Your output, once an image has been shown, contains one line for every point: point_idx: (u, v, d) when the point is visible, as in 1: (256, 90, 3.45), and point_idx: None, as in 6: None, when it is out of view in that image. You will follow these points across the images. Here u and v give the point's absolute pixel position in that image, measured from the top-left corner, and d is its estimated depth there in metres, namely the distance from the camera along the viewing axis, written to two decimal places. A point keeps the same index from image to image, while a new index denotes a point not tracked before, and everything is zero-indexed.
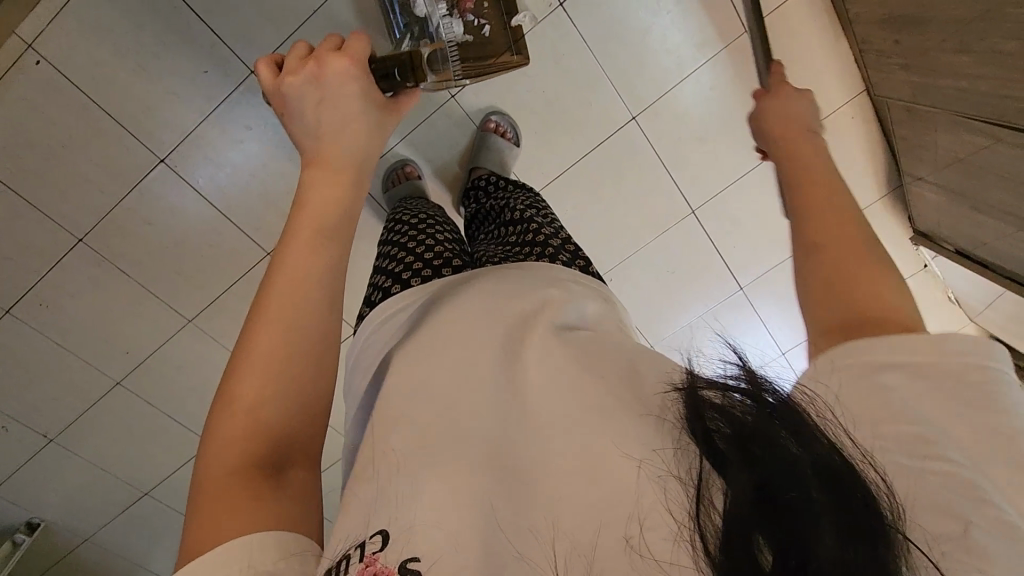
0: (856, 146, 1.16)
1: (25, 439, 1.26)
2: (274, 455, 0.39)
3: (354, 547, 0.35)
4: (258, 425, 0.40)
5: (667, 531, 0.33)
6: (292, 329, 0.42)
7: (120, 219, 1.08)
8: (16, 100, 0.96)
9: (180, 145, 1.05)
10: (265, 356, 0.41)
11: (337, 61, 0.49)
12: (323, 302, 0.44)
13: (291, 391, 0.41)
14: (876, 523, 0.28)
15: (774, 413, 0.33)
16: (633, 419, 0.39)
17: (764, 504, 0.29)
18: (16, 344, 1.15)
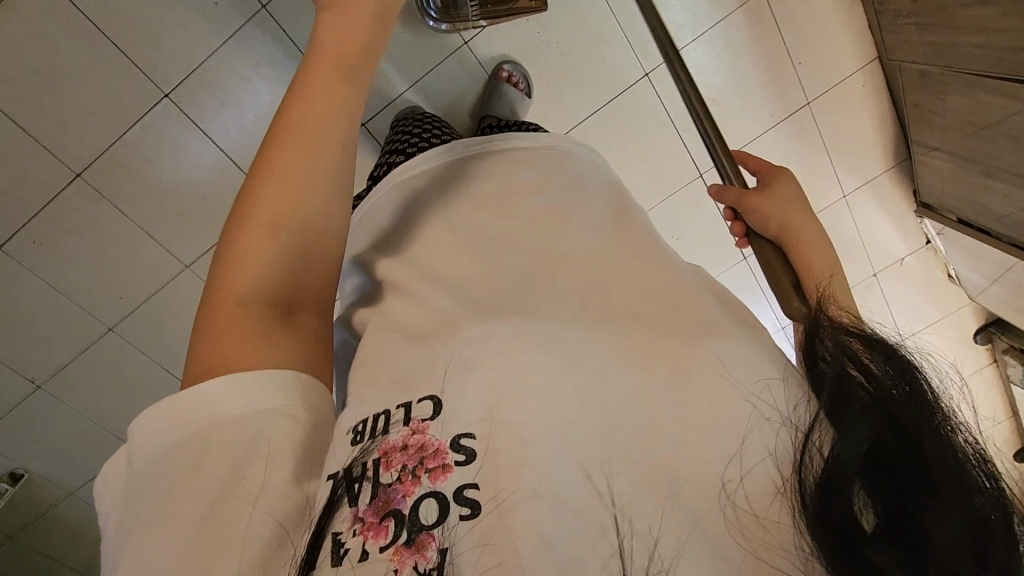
0: (865, 116, 1.17)
1: (12, 384, 1.23)
2: (290, 293, 0.43)
3: (399, 407, 0.37)
4: (271, 258, 0.42)
5: (766, 479, 0.33)
6: (308, 174, 0.45)
7: (121, 154, 1.06)
8: (18, 23, 0.94)
9: (185, 82, 1.04)
10: (279, 192, 0.44)
11: None
12: (340, 138, 0.47)
13: (306, 235, 0.44)
14: (997, 517, 0.29)
15: (913, 386, 0.34)
16: (718, 348, 0.40)
17: (877, 464, 0.30)
18: (8, 284, 1.12)
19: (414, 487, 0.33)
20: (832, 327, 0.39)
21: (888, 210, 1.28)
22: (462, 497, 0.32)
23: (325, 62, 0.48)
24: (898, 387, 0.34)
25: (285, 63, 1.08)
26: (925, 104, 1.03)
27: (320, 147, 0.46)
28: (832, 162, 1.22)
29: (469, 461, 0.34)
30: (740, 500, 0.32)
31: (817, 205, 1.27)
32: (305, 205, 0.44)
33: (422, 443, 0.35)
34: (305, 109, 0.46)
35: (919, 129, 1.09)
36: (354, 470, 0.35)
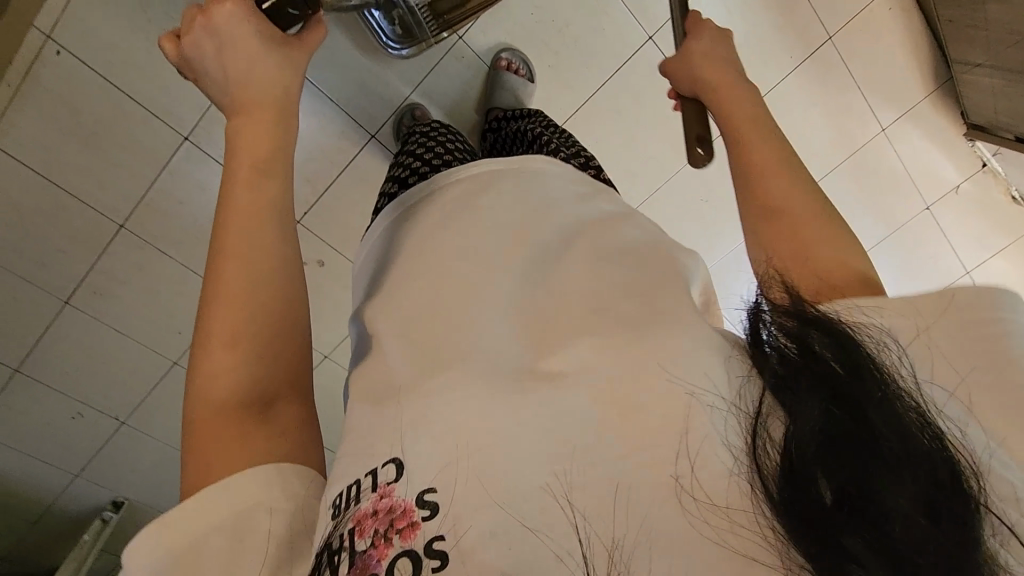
0: (895, 41, 1.08)
1: (99, 424, 1.34)
2: (266, 383, 0.45)
3: (366, 475, 0.39)
4: (237, 366, 0.45)
5: (721, 467, 0.34)
6: (254, 277, 0.47)
7: (156, 201, 1.12)
8: (43, 94, 0.99)
9: (201, 123, 1.08)
10: (226, 303, 0.46)
11: (220, 6, 0.54)
12: (279, 214, 0.51)
13: (264, 332, 0.46)
14: (947, 476, 0.30)
15: (848, 349, 0.35)
16: (667, 345, 0.40)
17: (831, 439, 0.31)
18: (79, 335, 1.22)
19: (387, 549, 0.35)
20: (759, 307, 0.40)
21: (935, 137, 1.19)
22: (432, 550, 0.34)
23: (242, 170, 0.51)
24: (835, 355, 0.35)
25: None
26: (965, 19, 0.94)
27: (258, 251, 0.49)
28: (865, 97, 1.14)
29: (433, 516, 0.35)
30: (696, 490, 0.33)
31: (854, 143, 1.20)
32: (258, 305, 0.47)
33: (391, 506, 0.36)
34: (237, 218, 0.49)
35: (961, 46, 1.00)
36: (333, 543, 0.37)
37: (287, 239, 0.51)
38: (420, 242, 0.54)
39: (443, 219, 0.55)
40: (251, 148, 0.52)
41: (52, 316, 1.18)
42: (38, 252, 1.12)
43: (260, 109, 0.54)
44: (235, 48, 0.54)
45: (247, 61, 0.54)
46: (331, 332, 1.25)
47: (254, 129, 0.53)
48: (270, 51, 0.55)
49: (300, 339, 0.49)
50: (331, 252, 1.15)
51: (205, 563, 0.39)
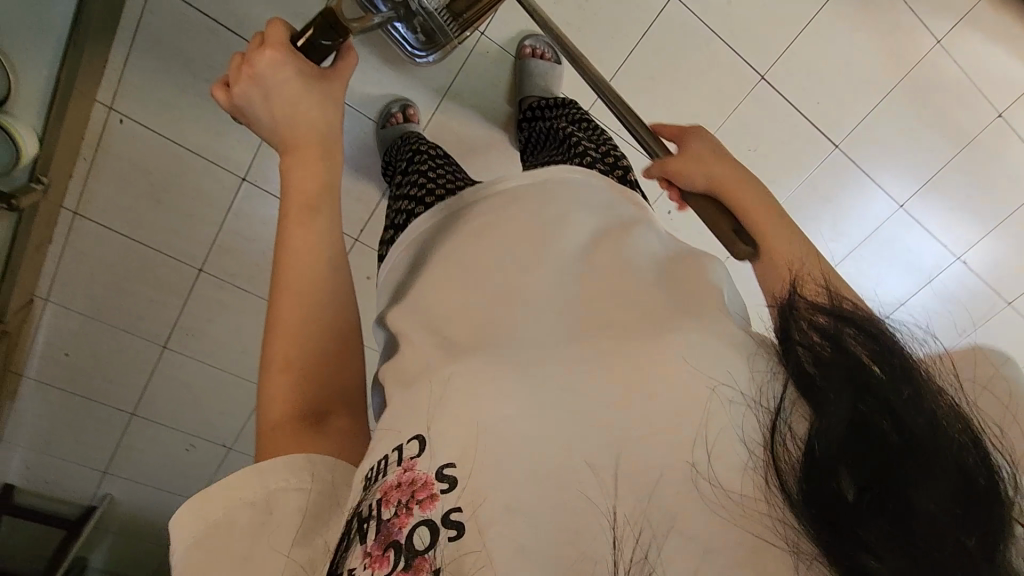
0: None
1: (209, 449, 1.48)
2: (319, 399, 0.50)
3: (394, 450, 0.42)
4: (292, 384, 0.49)
5: (739, 460, 0.37)
6: (306, 308, 0.52)
7: (225, 242, 1.20)
8: (115, 160, 1.07)
9: (255, 162, 1.14)
10: (285, 334, 0.51)
11: (262, 54, 0.59)
12: (333, 249, 0.56)
13: (317, 354, 0.51)
14: (970, 480, 0.31)
15: (889, 353, 0.36)
16: (696, 339, 0.42)
17: (858, 436, 0.33)
18: (181, 372, 1.34)
19: (407, 518, 0.37)
20: (799, 304, 0.41)
21: (992, 40, 1.13)
22: (449, 521, 0.36)
23: (289, 210, 0.56)
24: (875, 359, 0.36)
25: None
26: None
27: (314, 281, 0.54)
28: (911, 12, 1.09)
29: (451, 488, 0.38)
30: (716, 481, 0.36)
31: (907, 62, 1.14)
32: (311, 334, 0.52)
33: (413, 478, 0.39)
34: (290, 257, 0.54)
35: None
36: (363, 512, 0.40)
37: (337, 272, 0.55)
38: (455, 252, 0.56)
39: (473, 238, 0.56)
40: (305, 187, 0.57)
41: (155, 359, 1.31)
42: (135, 303, 1.23)
43: (309, 156, 0.59)
44: (277, 92, 0.59)
45: (291, 103, 0.59)
46: None
47: (304, 168, 0.58)
48: (312, 90, 0.60)
49: (346, 362, 0.53)
50: None
51: (236, 538, 0.42)
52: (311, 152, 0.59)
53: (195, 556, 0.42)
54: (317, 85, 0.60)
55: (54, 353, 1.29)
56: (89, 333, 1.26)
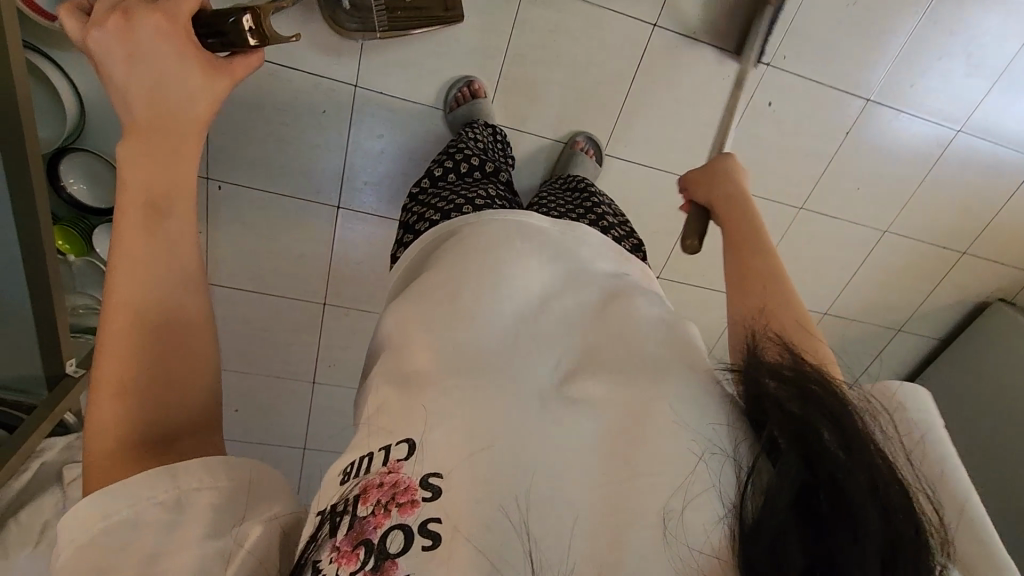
0: None
1: None
2: (168, 426, 0.41)
3: (381, 449, 0.42)
4: (144, 405, 0.41)
5: (704, 521, 0.38)
6: (158, 323, 0.43)
7: (338, 271, 1.23)
8: (223, 225, 1.13)
9: (345, 187, 1.13)
10: (119, 356, 0.41)
11: (146, 15, 0.45)
12: (183, 241, 0.45)
13: (166, 375, 0.42)
14: (903, 544, 0.34)
15: (832, 419, 0.39)
16: (675, 391, 0.44)
17: (806, 501, 0.35)
18: (333, 402, 1.41)
19: (384, 519, 0.37)
20: (762, 367, 0.44)
21: None
22: (426, 529, 0.37)
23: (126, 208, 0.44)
24: (827, 425, 0.38)
25: (400, 110, 1.08)
26: None
27: (160, 285, 0.44)
28: None
29: (434, 496, 0.38)
30: (680, 542, 0.37)
31: None
32: (171, 357, 0.43)
33: (396, 481, 0.39)
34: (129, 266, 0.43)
35: None
36: (337, 505, 0.40)
37: (193, 283, 0.46)
38: (441, 276, 0.55)
39: (448, 273, 0.55)
40: (135, 180, 0.45)
41: (308, 396, 1.39)
42: (277, 350, 1.31)
43: (157, 139, 0.45)
44: (148, 61, 0.45)
45: (167, 78, 0.46)
46: None
47: (146, 162, 0.45)
48: (192, 65, 0.47)
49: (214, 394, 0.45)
50: None
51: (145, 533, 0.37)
52: (179, 145, 0.46)
53: (88, 554, 0.36)
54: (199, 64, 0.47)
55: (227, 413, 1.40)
56: (249, 389, 1.36)
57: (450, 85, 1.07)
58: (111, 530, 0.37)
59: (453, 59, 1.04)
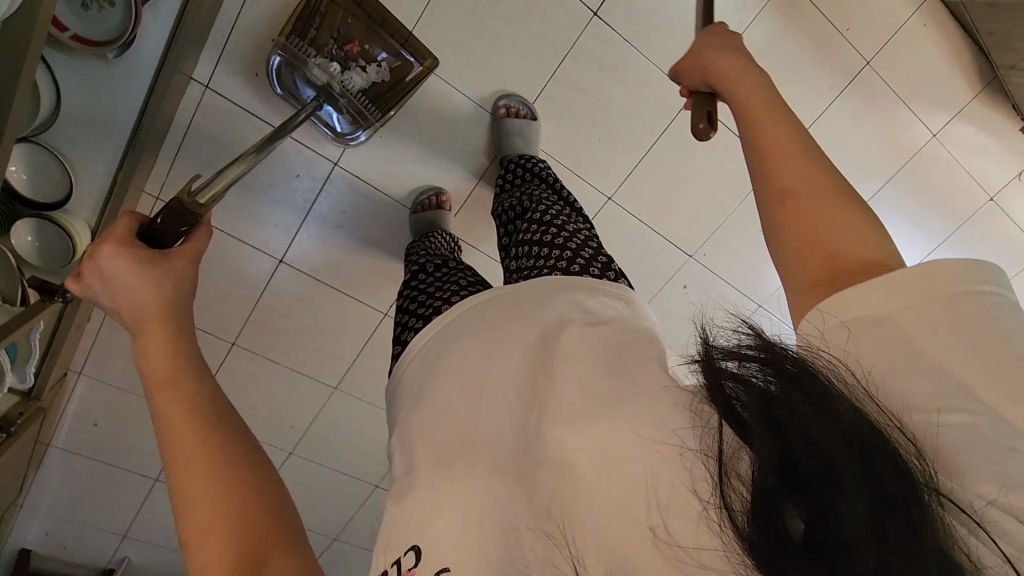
0: (932, 50, 1.11)
1: None
2: (237, 527, 0.41)
3: (394, 564, 0.42)
4: (212, 512, 0.41)
5: (687, 504, 0.37)
6: (199, 428, 0.45)
7: (258, 318, 1.22)
8: None
9: (292, 245, 1.15)
10: (185, 467, 0.43)
11: (102, 250, 0.50)
12: (188, 351, 0.49)
13: (215, 477, 0.43)
14: (903, 487, 0.31)
15: (804, 386, 0.34)
16: (634, 416, 0.42)
17: (788, 476, 0.32)
18: None
19: None
20: (713, 347, 0.39)
21: (989, 130, 1.21)
22: None
23: (157, 381, 0.47)
24: (793, 393, 0.34)
25: (367, 197, 1.13)
26: None
27: (189, 389, 0.47)
28: (911, 108, 1.16)
29: None
30: (670, 538, 0.37)
31: (908, 150, 1.21)
32: (217, 454, 0.44)
33: None
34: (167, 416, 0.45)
35: None
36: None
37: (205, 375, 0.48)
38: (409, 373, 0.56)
39: (423, 375, 0.53)
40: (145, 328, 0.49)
41: None
42: None
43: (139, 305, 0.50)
44: (116, 281, 0.50)
45: (129, 289, 0.50)
46: None
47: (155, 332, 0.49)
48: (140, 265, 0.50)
49: (276, 495, 0.44)
50: None
51: None
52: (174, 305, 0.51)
53: None
54: (155, 267, 0.51)
55: (84, 423, 1.31)
56: (120, 403, 1.30)
57: (420, 191, 1.15)
58: None
59: (432, 168, 1.13)
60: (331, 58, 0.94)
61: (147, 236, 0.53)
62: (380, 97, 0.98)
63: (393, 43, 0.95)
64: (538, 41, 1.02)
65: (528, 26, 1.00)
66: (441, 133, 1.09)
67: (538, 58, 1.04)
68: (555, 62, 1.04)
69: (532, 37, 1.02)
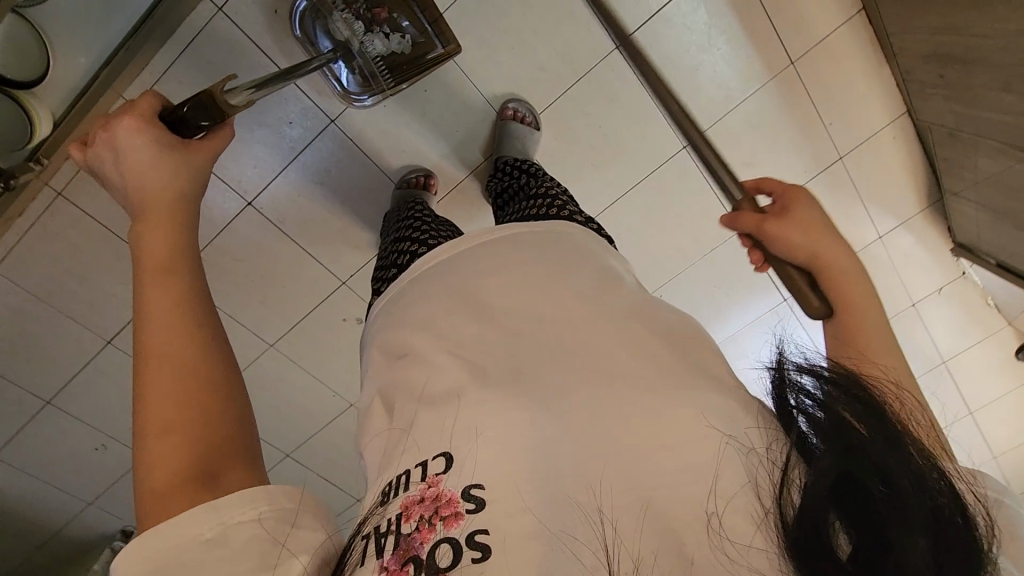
0: (895, 162, 1.23)
1: (121, 456, 1.40)
2: (207, 421, 0.42)
3: (416, 467, 0.42)
4: (180, 398, 0.42)
5: (747, 506, 0.39)
6: (189, 319, 0.46)
7: (208, 257, 1.15)
8: None
9: (267, 189, 1.11)
10: (162, 348, 0.44)
11: (123, 124, 0.52)
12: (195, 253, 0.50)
13: (195, 369, 0.44)
14: (963, 537, 0.32)
15: (879, 416, 0.37)
16: (704, 400, 0.44)
17: (848, 493, 0.34)
18: (120, 371, 1.28)
19: (429, 533, 0.38)
20: (797, 365, 0.42)
21: (926, 245, 1.34)
22: (474, 541, 0.37)
23: (150, 270, 0.48)
24: (868, 419, 0.37)
25: (357, 160, 1.12)
26: (957, 156, 1.08)
27: (187, 285, 0.48)
28: (867, 208, 1.29)
29: (478, 509, 0.39)
30: (723, 527, 0.38)
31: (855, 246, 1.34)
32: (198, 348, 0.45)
33: (437, 494, 0.40)
34: (154, 300, 0.46)
35: (953, 179, 1.15)
36: (381, 526, 0.40)
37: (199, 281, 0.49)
38: (410, 305, 0.56)
39: (432, 297, 0.55)
40: (149, 214, 0.51)
41: (95, 352, 1.24)
42: (90, 294, 1.18)
43: (144, 193, 0.51)
44: (129, 161, 0.52)
45: (141, 176, 0.51)
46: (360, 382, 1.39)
47: (157, 228, 0.50)
48: (156, 158, 0.52)
49: (234, 385, 0.45)
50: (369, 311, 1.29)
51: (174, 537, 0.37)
52: (180, 204, 0.52)
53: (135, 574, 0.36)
54: (172, 161, 0.53)
55: None
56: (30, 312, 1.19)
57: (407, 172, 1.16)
58: (149, 556, 0.36)
59: (427, 150, 1.13)
60: (357, 15, 0.94)
61: (168, 121, 0.54)
62: (396, 68, 0.99)
63: (426, 19, 0.96)
64: (559, 56, 1.06)
65: (552, 40, 1.04)
66: (445, 120, 1.11)
67: (555, 72, 1.08)
68: (571, 80, 1.08)
69: (552, 51, 1.05)
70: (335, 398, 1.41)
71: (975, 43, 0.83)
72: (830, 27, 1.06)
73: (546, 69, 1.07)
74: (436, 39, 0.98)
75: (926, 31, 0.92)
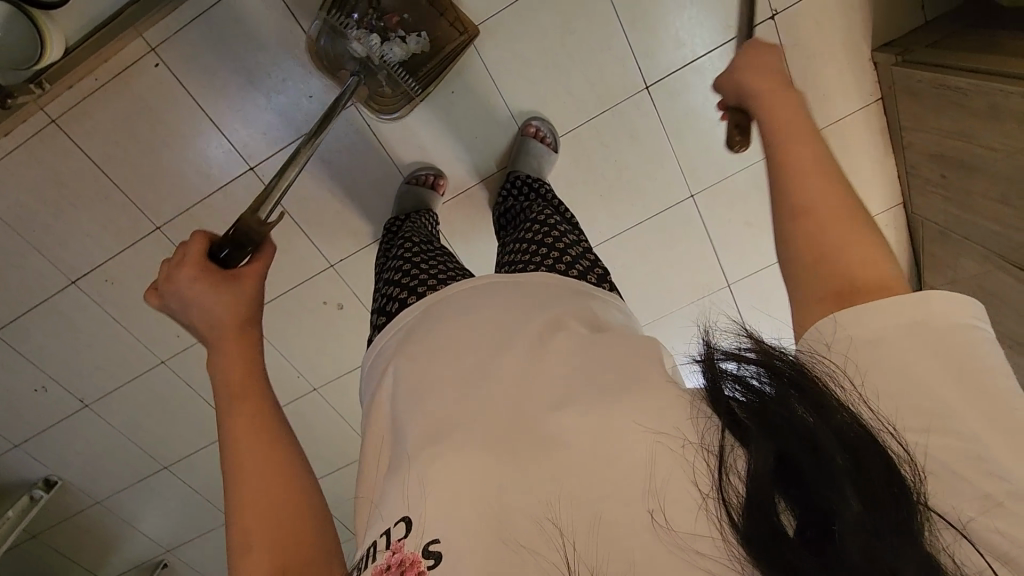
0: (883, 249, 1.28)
1: (60, 402, 1.32)
2: (290, 536, 0.47)
3: (382, 534, 0.45)
4: (261, 520, 0.47)
5: (688, 499, 0.40)
6: (261, 439, 0.51)
7: (200, 214, 1.14)
8: (128, 94, 1.02)
9: (271, 158, 1.10)
10: (246, 474, 0.49)
11: (183, 268, 0.55)
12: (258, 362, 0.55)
13: (270, 486, 0.49)
14: (893, 486, 0.33)
15: (796, 386, 0.38)
16: (634, 404, 0.45)
17: (783, 474, 0.35)
18: (75, 314, 1.21)
19: None
20: (719, 350, 0.43)
21: None
22: None
23: (228, 395, 0.53)
24: (789, 393, 0.38)
25: (367, 147, 1.11)
26: (942, 254, 1.13)
27: (259, 401, 0.53)
28: None
29: (435, 564, 0.41)
30: (666, 522, 0.39)
31: None
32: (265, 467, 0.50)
33: (401, 559, 0.42)
34: (235, 427, 0.51)
35: (934, 275, 1.21)
36: None
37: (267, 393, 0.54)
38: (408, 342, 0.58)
39: (434, 323, 0.58)
40: (221, 338, 0.55)
41: (54, 290, 1.18)
42: (63, 230, 1.12)
43: (212, 320, 0.55)
44: (192, 295, 0.55)
45: (209, 306, 0.55)
46: (328, 368, 1.35)
47: (233, 354, 0.55)
48: (216, 287, 0.55)
49: (307, 493, 0.50)
50: (350, 299, 1.26)
51: None
52: (244, 320, 0.56)
53: None
54: (230, 285, 0.56)
55: None
56: None
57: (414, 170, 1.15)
58: None
59: (440, 150, 1.13)
60: (371, 28, 0.94)
61: (214, 255, 0.58)
62: (419, 68, 0.99)
63: (440, 17, 0.99)
64: (589, 84, 1.07)
65: (585, 68, 1.05)
66: (464, 124, 1.11)
67: (581, 100, 1.09)
68: (596, 110, 1.09)
69: (583, 79, 1.07)
70: (298, 381, 1.36)
71: (981, 152, 0.87)
72: (847, 109, 1.10)
73: (572, 95, 1.08)
74: (450, 28, 1.00)
75: (938, 131, 0.96)
